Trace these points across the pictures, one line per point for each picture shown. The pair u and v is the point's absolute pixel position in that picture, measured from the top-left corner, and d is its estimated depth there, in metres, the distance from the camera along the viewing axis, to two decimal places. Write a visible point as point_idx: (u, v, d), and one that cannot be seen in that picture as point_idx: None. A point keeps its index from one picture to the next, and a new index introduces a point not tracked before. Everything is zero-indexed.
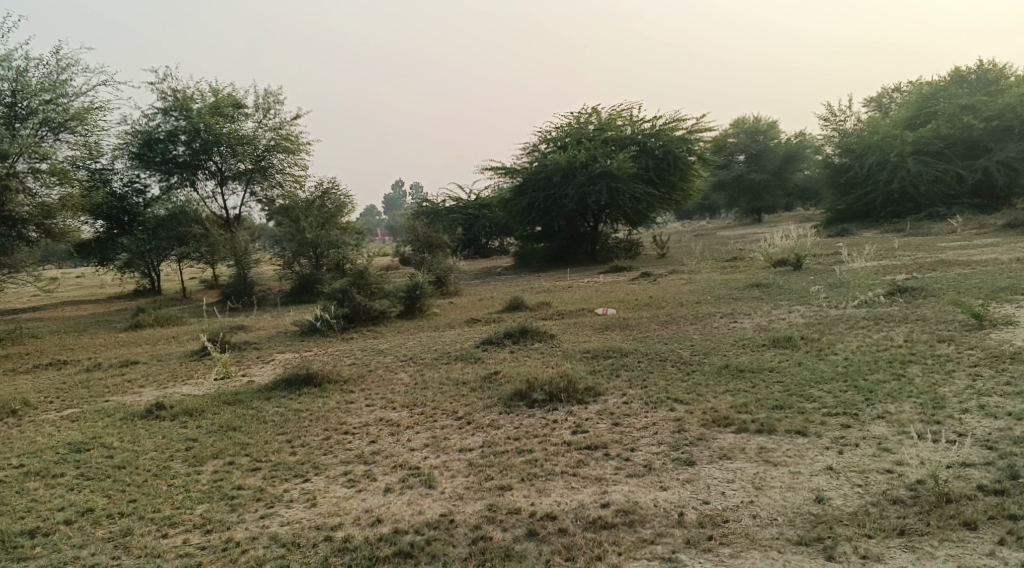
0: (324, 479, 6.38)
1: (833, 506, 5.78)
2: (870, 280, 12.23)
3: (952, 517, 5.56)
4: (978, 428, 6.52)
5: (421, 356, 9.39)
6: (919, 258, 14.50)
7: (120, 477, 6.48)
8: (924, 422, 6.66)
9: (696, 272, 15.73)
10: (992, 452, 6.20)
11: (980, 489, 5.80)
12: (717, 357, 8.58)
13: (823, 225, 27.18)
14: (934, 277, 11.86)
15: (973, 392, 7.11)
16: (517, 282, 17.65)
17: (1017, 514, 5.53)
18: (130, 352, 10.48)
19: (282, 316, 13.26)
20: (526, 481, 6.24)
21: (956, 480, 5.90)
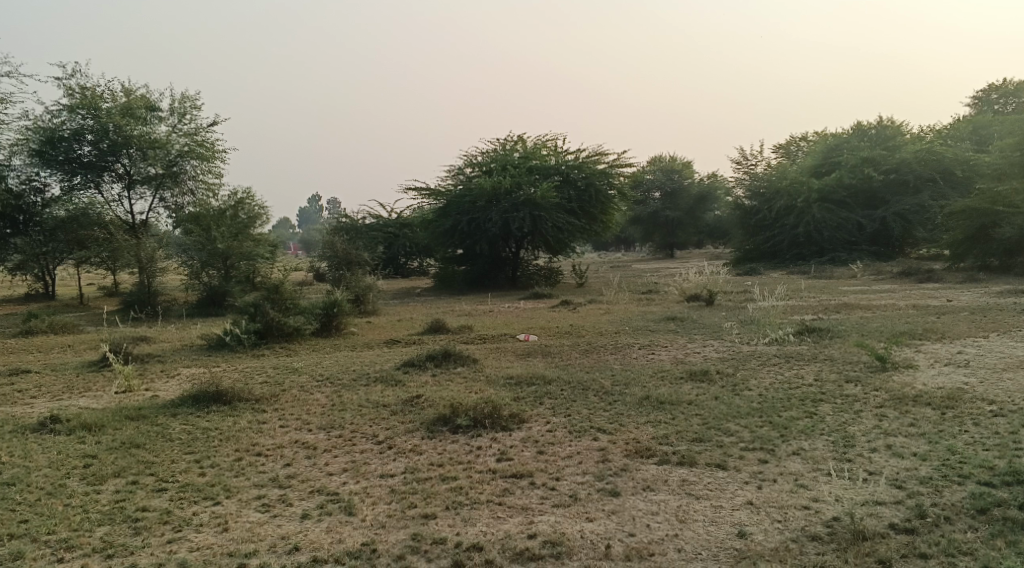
0: (235, 503, 6.03)
1: (755, 541, 5.67)
2: (780, 318, 12.57)
3: (869, 555, 5.49)
4: (887, 466, 6.59)
5: (338, 376, 9.10)
6: (824, 299, 15.04)
7: (7, 495, 6.00)
8: (838, 460, 6.71)
9: (613, 302, 15.93)
10: (902, 490, 6.23)
11: (895, 527, 5.77)
12: (637, 388, 8.58)
13: (730, 263, 28.08)
14: (844, 319, 12.19)
15: (880, 431, 7.24)
16: (435, 303, 17.52)
17: (928, 552, 5.51)
18: (24, 360, 9.83)
19: (185, 328, 12.66)
20: (450, 510, 6.00)
21: (870, 518, 5.87)
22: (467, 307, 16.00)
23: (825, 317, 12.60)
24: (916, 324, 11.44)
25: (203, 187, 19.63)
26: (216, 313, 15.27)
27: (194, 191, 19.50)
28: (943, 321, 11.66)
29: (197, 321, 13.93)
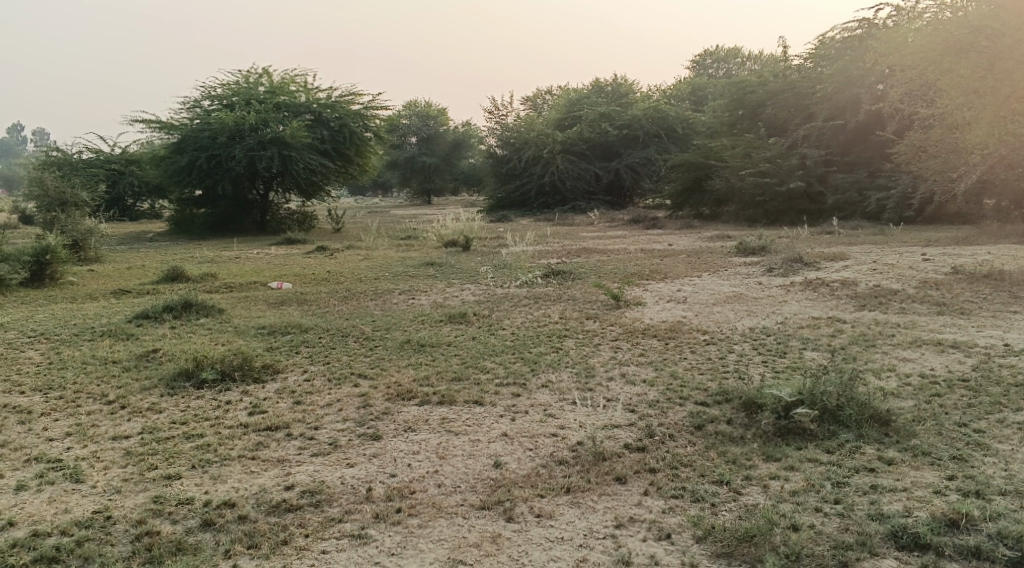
0: (279, 438, 6.06)
1: (808, 447, 5.39)
2: (852, 253, 12.07)
3: (927, 462, 5.16)
4: (953, 387, 6.22)
5: (394, 318, 9.10)
6: (898, 234, 14.41)
7: (67, 447, 6.18)
8: (874, 380, 6.42)
9: (677, 242, 15.59)
10: (969, 409, 5.85)
11: (928, 437, 5.48)
12: (695, 319, 8.34)
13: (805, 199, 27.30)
14: (904, 252, 11.65)
15: (947, 355, 6.86)
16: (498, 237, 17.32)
17: (994, 463, 5.14)
18: (99, 313, 10.16)
19: (237, 278, 12.90)
20: (487, 429, 5.87)
21: (930, 433, 5.54)
22: (529, 238, 15.46)
23: (882, 251, 12.08)
24: (980, 254, 10.84)
25: (256, 137, 19.92)
26: (270, 261, 15.29)
27: (246, 142, 19.83)
28: (1011, 249, 11.02)
29: (249, 269, 14.17)
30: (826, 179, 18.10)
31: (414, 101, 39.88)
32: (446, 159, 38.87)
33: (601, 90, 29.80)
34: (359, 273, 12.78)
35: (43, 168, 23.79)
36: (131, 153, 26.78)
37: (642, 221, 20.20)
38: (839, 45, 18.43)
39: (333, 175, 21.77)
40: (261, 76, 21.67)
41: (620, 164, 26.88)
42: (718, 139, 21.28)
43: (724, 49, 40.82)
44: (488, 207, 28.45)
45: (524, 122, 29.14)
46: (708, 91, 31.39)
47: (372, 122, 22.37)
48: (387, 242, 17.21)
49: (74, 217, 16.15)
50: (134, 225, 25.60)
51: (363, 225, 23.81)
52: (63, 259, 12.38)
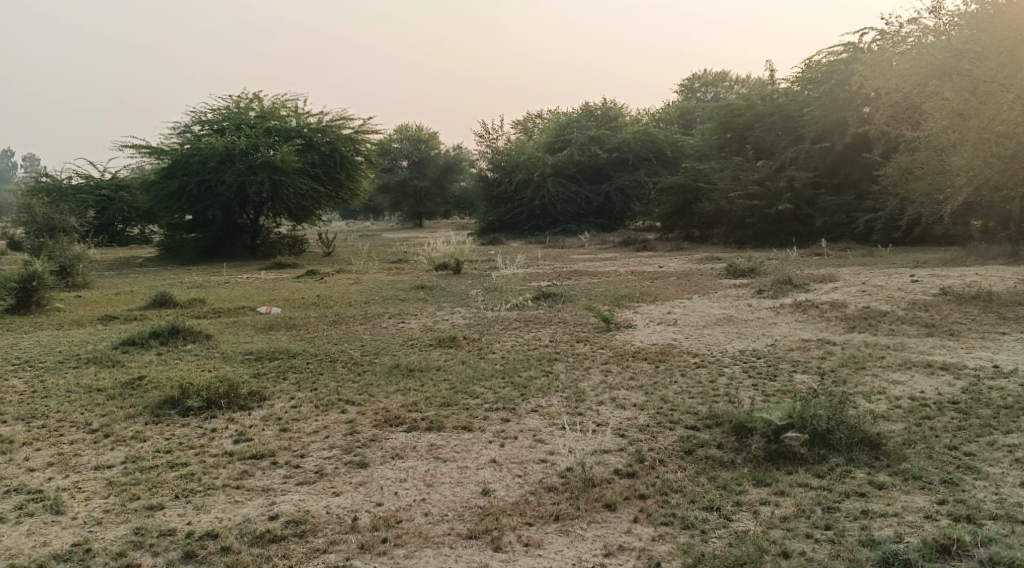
0: (264, 466, 5.97)
1: (799, 471, 5.34)
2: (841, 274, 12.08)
3: (919, 487, 5.12)
4: (944, 409, 6.18)
5: (383, 343, 9.04)
6: (886, 256, 14.45)
7: (48, 477, 6.08)
8: (865, 403, 6.38)
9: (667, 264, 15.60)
10: (960, 432, 5.81)
11: (919, 461, 5.44)
12: (686, 341, 8.30)
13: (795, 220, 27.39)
14: (893, 274, 11.66)
15: (938, 377, 6.83)
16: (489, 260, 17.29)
17: (985, 487, 5.10)
18: (85, 340, 10.06)
19: (226, 303, 12.83)
20: (475, 455, 5.80)
21: (921, 457, 5.50)
22: (518, 261, 15.45)
23: (871, 273, 12.09)
24: (968, 275, 10.86)
25: (245, 162, 19.92)
26: (259, 286, 15.21)
27: (236, 167, 19.83)
28: (999, 270, 11.05)
29: (239, 294, 14.09)
30: (814, 201, 18.15)
31: (405, 125, 39.94)
32: (436, 182, 38.80)
33: (590, 113, 29.92)
34: (349, 297, 12.72)
35: (32, 194, 23.70)
36: (121, 179, 26.71)
37: (632, 243, 20.23)
38: (826, 68, 18.54)
39: (323, 199, 21.72)
40: (251, 101, 21.68)
41: (609, 187, 26.94)
42: (707, 161, 21.36)
43: (712, 72, 41.09)
44: (478, 230, 28.45)
45: (513, 145, 29.23)
46: (696, 114, 31.54)
47: (362, 146, 22.34)
48: (377, 266, 17.17)
49: (63, 244, 16.09)
50: (123, 250, 25.50)
51: (353, 249, 23.76)
52: (51, 285, 12.29)
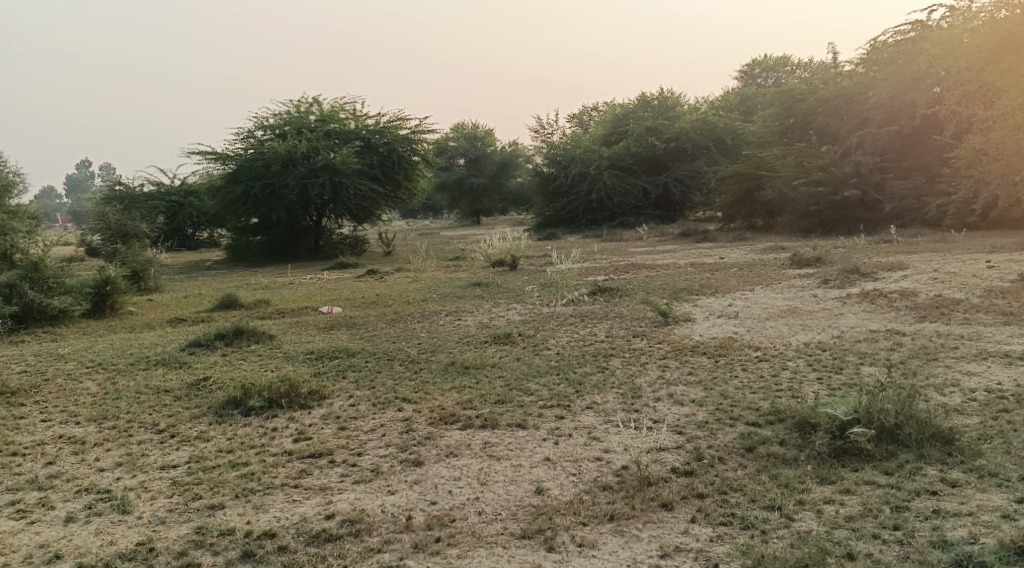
0: (321, 465, 5.98)
1: (865, 469, 5.13)
2: (912, 262, 11.66)
3: (995, 485, 4.87)
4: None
5: (439, 340, 9.03)
6: (960, 241, 13.93)
7: (117, 477, 6.19)
8: (937, 396, 6.12)
9: (730, 255, 15.27)
10: None
11: (996, 457, 5.18)
12: (747, 335, 8.08)
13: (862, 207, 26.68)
14: (967, 260, 11.23)
15: (1015, 368, 6.51)
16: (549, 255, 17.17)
17: None
18: (154, 343, 10.27)
19: (289, 304, 12.98)
20: (530, 454, 5.72)
21: (999, 453, 5.23)
22: (575, 255, 15.32)
23: (945, 259, 11.64)
24: None
25: (307, 165, 20.23)
26: (322, 286, 15.38)
27: (298, 170, 20.14)
28: None
29: (302, 294, 14.26)
30: (882, 186, 17.61)
31: (461, 123, 40.03)
32: (494, 179, 38.70)
33: (647, 104, 29.59)
34: (408, 295, 12.77)
35: (105, 202, 24.40)
36: (190, 185, 27.30)
37: (692, 234, 19.92)
38: (892, 48, 17.94)
39: (382, 200, 21.86)
40: (310, 105, 21.96)
41: (668, 178, 26.59)
42: (769, 149, 20.91)
43: (773, 57, 40.30)
44: (536, 225, 28.36)
45: (570, 140, 29.07)
46: (757, 100, 30.94)
47: (419, 146, 22.41)
48: (435, 264, 17.21)
49: (134, 249, 16.50)
50: (193, 254, 26.11)
51: (413, 247, 23.90)
52: (124, 290, 12.59)
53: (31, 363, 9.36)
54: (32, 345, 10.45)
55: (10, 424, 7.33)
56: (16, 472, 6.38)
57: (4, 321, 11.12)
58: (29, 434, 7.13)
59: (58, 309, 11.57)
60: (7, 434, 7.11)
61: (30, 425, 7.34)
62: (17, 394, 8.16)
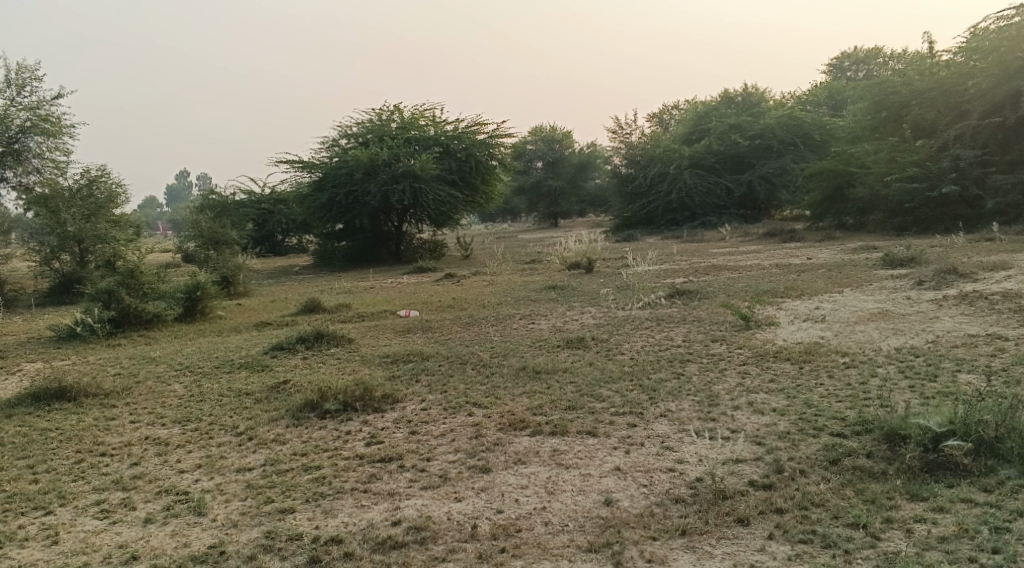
0: (389, 472, 5.89)
1: (963, 487, 4.80)
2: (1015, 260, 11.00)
3: None
4: None
5: (511, 344, 8.89)
6: None
7: (195, 479, 6.25)
8: None
9: (819, 256, 14.71)
10: None
11: None
12: (833, 340, 7.70)
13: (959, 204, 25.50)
14: None
15: None
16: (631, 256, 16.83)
17: None
18: (238, 347, 10.42)
19: (369, 308, 13.05)
20: (599, 464, 5.53)
21: None
22: (653, 257, 15.03)
23: None
24: None
25: (388, 172, 20.39)
26: (402, 289, 15.44)
27: (380, 177, 20.34)
28: None
29: (381, 298, 14.34)
30: (983, 181, 16.75)
31: (540, 126, 39.94)
32: (572, 182, 38.49)
33: (731, 101, 29.01)
34: (484, 298, 12.69)
35: (199, 211, 25.12)
36: (279, 193, 27.91)
37: (779, 234, 19.36)
38: (993, 36, 17.05)
39: (461, 205, 21.87)
40: (392, 112, 22.21)
41: (752, 176, 25.94)
42: (860, 145, 20.18)
43: (863, 49, 39.01)
44: (615, 227, 28.03)
45: (650, 140, 28.69)
46: (846, 95, 29.94)
47: (497, 150, 22.36)
48: (512, 267, 17.14)
49: (224, 256, 16.86)
50: (281, 260, 26.66)
51: (492, 250, 23.89)
52: (213, 295, 12.84)
53: (124, 366, 9.60)
54: (127, 348, 10.75)
55: (100, 425, 7.50)
56: (103, 472, 6.50)
57: (102, 324, 11.46)
58: (115, 436, 7.25)
59: (152, 314, 11.83)
60: (96, 435, 7.26)
61: (118, 426, 7.48)
62: (109, 395, 8.36)
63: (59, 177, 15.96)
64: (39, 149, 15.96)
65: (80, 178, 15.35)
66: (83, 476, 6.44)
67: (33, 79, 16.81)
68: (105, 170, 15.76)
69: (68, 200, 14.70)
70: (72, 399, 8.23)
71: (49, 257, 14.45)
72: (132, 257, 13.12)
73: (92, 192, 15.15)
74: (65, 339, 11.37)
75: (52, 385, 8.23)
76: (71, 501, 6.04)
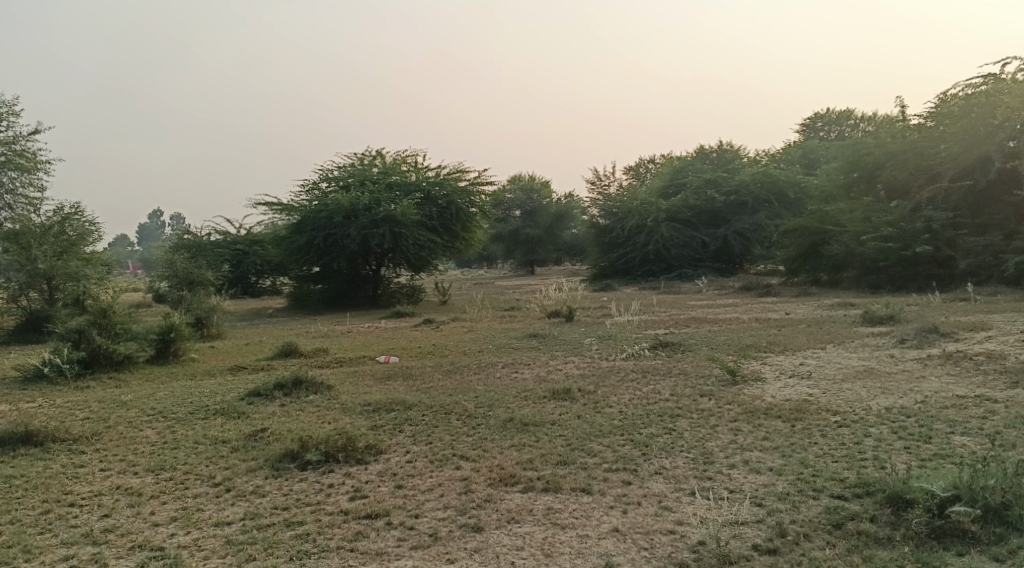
0: (377, 530, 5.72)
1: (973, 558, 4.73)
2: (992, 321, 11.12)
3: None
4: None
5: (495, 395, 8.77)
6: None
7: (170, 533, 6.05)
8: None
9: (795, 311, 14.75)
10: None
11: None
12: (824, 398, 7.65)
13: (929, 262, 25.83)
14: None
15: None
16: (609, 306, 16.78)
17: None
18: (212, 391, 10.18)
19: (347, 353, 12.90)
20: (593, 526, 5.41)
21: None
22: (634, 308, 15.04)
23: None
24: None
25: (368, 216, 20.32)
26: (380, 335, 15.27)
27: (360, 221, 20.27)
28: None
29: (360, 344, 14.17)
30: (956, 242, 17.02)
31: (518, 175, 40.23)
32: (549, 231, 38.68)
33: (707, 156, 29.47)
34: (464, 346, 12.59)
35: (172, 250, 24.85)
36: (254, 234, 27.74)
37: (755, 288, 19.48)
38: (962, 102, 17.52)
39: (440, 251, 21.82)
40: (373, 158, 22.26)
41: (728, 231, 26.21)
42: (835, 203, 20.47)
43: (835, 111, 39.90)
44: (592, 276, 28.09)
45: (627, 192, 28.92)
46: (819, 154, 30.52)
47: (478, 198, 22.41)
48: (491, 314, 17.07)
49: (198, 297, 16.64)
50: (255, 301, 26.40)
51: (469, 296, 23.81)
52: (187, 336, 12.59)
53: (94, 410, 9.34)
54: (96, 390, 10.49)
55: (69, 473, 7.26)
56: (71, 524, 6.27)
57: (70, 365, 11.19)
58: (82, 485, 7.00)
59: (122, 355, 11.57)
60: (65, 483, 7.03)
61: (84, 475, 7.24)
62: (77, 440, 8.13)
63: (31, 213, 15.72)
64: (12, 184, 15.74)
65: (53, 214, 15.13)
66: (51, 528, 6.21)
67: (9, 114, 16.63)
68: (78, 208, 15.54)
69: (40, 236, 14.46)
70: (38, 444, 7.98)
71: (16, 294, 14.14)
72: (103, 297, 12.87)
73: (63, 231, 14.91)
74: (32, 380, 11.09)
75: (18, 429, 7.98)
76: (37, 555, 5.82)
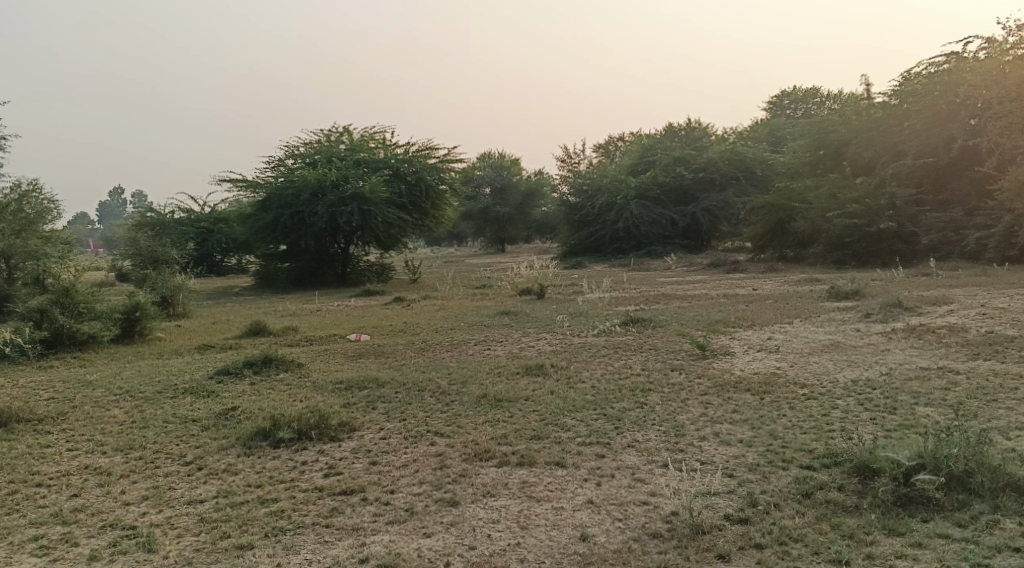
0: (351, 506, 5.74)
1: (937, 524, 4.86)
2: (955, 296, 11.33)
3: None
4: None
5: (468, 371, 8.80)
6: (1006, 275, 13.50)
7: (142, 512, 6.03)
8: (1003, 440, 5.83)
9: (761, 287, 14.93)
10: None
11: None
12: (792, 372, 7.78)
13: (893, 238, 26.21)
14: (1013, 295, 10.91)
15: None
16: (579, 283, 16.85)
17: None
18: (180, 370, 10.10)
19: (318, 332, 12.85)
20: (566, 498, 5.47)
21: None
22: (604, 285, 15.13)
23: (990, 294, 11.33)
24: None
25: (336, 193, 20.16)
26: (350, 313, 15.22)
27: (327, 198, 20.12)
28: None
29: (330, 322, 14.13)
30: (919, 218, 17.29)
31: (486, 152, 40.14)
32: (518, 209, 38.69)
33: (675, 134, 29.60)
34: (436, 324, 12.59)
35: (136, 229, 24.54)
36: (220, 212, 27.46)
37: (722, 265, 19.66)
38: (926, 80, 17.73)
39: (409, 228, 21.75)
40: (341, 134, 22.08)
41: (696, 208, 26.39)
42: (801, 180, 20.69)
43: (802, 89, 40.19)
44: (562, 254, 28.17)
45: (596, 169, 28.99)
46: (786, 131, 30.78)
47: (446, 175, 22.34)
48: (461, 291, 17.08)
49: (164, 276, 16.46)
50: (222, 280, 26.16)
51: (439, 274, 23.78)
52: (153, 315, 12.47)
53: (59, 390, 9.24)
54: (61, 371, 10.37)
55: (36, 453, 7.20)
56: (40, 504, 6.23)
57: (34, 345, 11.06)
58: (50, 465, 6.94)
59: (87, 335, 11.43)
60: (32, 463, 6.97)
61: (51, 455, 7.17)
62: (44, 420, 8.05)
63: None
64: None
65: (10, 192, 14.85)
66: (19, 509, 6.16)
67: None
68: (37, 185, 15.27)
69: None
70: (4, 425, 7.90)
71: None
72: (65, 276, 12.69)
73: (21, 210, 14.66)
74: None
75: None
76: (6, 536, 5.78)
